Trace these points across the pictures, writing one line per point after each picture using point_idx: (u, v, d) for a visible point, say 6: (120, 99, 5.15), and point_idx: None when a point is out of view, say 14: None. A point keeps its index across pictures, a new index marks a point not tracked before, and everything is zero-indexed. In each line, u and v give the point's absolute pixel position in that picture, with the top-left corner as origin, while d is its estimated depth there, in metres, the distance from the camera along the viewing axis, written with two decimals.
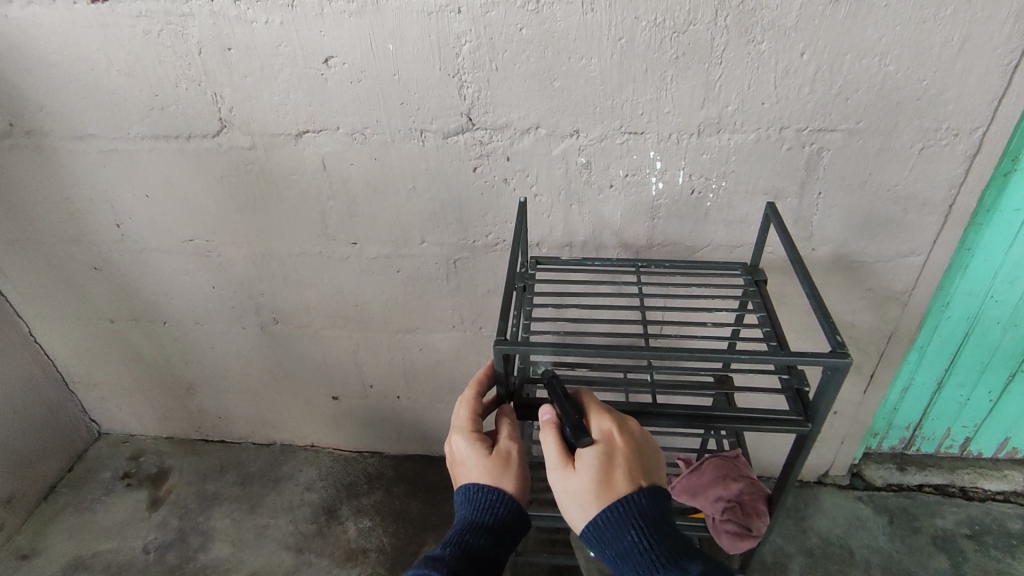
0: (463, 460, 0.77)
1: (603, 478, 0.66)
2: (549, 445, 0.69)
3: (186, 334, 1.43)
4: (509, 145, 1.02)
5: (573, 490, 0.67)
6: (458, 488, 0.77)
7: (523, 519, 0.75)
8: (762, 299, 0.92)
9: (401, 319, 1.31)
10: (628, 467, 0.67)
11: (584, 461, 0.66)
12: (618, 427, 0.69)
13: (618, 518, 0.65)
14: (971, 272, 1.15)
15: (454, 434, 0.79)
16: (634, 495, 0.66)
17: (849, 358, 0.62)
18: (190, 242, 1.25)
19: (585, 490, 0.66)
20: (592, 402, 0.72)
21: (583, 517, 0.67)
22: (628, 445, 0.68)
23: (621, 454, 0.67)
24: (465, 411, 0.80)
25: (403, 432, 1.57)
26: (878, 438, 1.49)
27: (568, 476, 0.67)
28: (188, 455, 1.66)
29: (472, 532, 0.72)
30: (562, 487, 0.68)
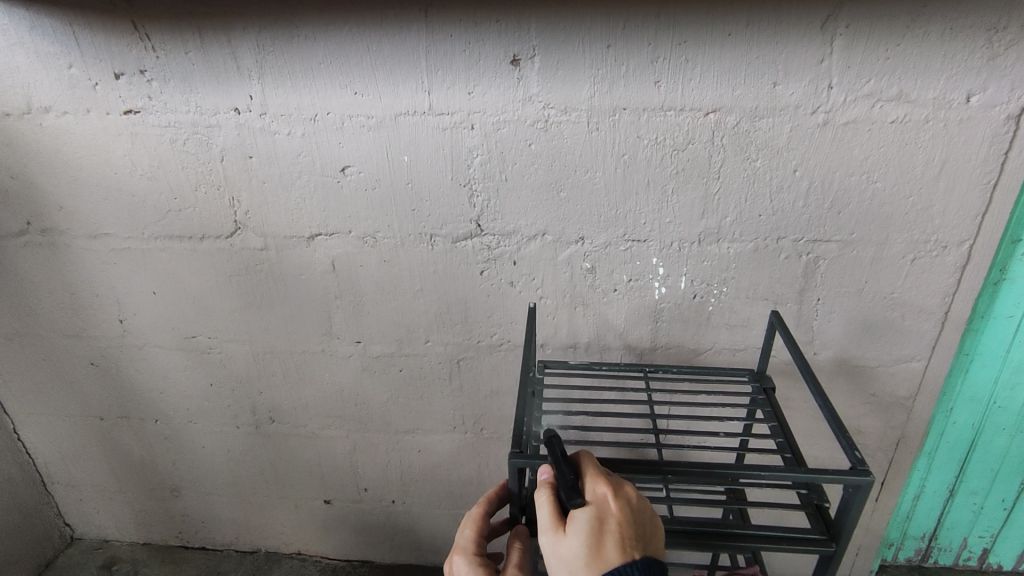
0: None
1: (591, 544, 0.60)
2: (543, 506, 0.66)
3: (177, 433, 1.38)
4: (515, 250, 1.05)
5: (563, 556, 0.61)
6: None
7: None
8: (772, 407, 0.91)
9: (401, 420, 1.28)
10: (619, 535, 0.61)
11: (573, 522, 0.62)
12: (613, 491, 0.64)
13: None
14: (972, 377, 1.16)
15: (455, 555, 0.78)
16: (625, 565, 0.59)
17: (871, 477, 0.62)
18: (192, 338, 1.24)
19: (573, 556, 0.60)
20: (592, 465, 0.68)
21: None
22: (621, 511, 0.62)
23: (615, 520, 0.62)
24: (469, 531, 0.79)
25: (396, 539, 1.49)
26: (893, 549, 1.43)
27: (559, 540, 0.62)
28: (164, 563, 1.56)
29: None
30: (552, 553, 0.63)
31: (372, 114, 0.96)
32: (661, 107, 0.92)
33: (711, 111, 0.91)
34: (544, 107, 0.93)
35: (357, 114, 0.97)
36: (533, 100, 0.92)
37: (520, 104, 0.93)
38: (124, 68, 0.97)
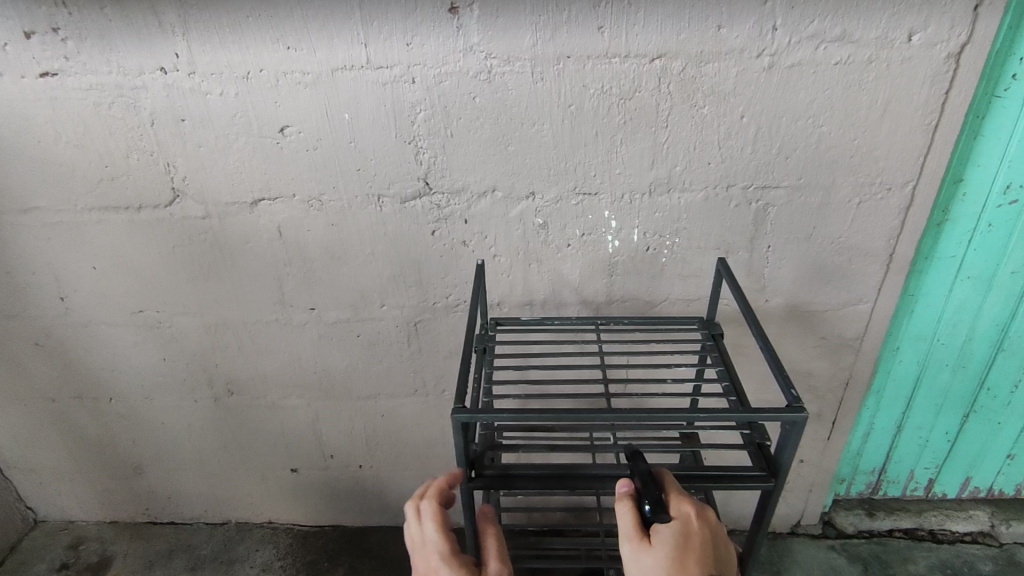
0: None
1: (675, 557, 0.63)
2: (626, 515, 0.68)
3: (135, 411, 1.36)
4: (466, 209, 1.03)
5: (644, 565, 0.64)
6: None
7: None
8: (720, 352, 0.92)
9: (362, 385, 1.27)
10: (702, 552, 0.64)
11: (658, 536, 0.65)
12: (697, 511, 0.67)
13: None
14: (917, 316, 1.20)
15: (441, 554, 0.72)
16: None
17: (805, 412, 0.63)
18: (140, 313, 1.20)
19: (656, 567, 0.63)
20: (674, 485, 0.70)
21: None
22: (703, 532, 0.65)
23: (697, 538, 0.65)
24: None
25: (366, 503, 1.51)
26: (845, 484, 1.50)
27: (641, 549, 0.65)
28: (133, 540, 1.55)
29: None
30: (633, 561, 0.65)
31: (308, 70, 0.92)
32: (606, 55, 0.89)
33: (657, 58, 0.89)
34: (486, 57, 0.90)
35: (291, 70, 0.92)
36: (474, 50, 0.89)
37: (461, 55, 0.90)
38: (34, 27, 0.90)
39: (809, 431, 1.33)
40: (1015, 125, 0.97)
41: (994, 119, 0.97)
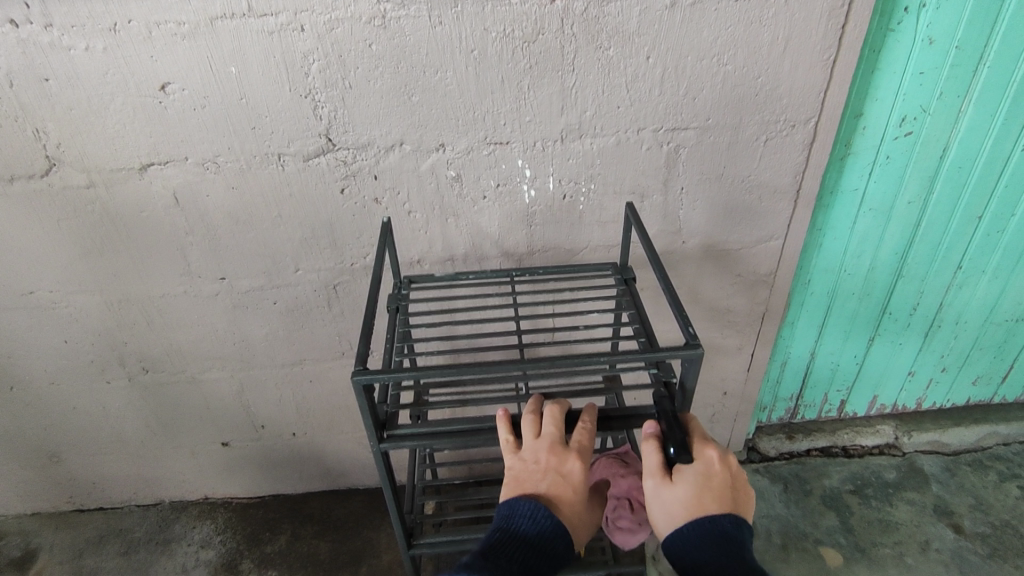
0: (514, 478, 0.70)
1: (695, 494, 0.66)
2: (649, 454, 0.70)
3: (44, 399, 1.28)
4: (374, 163, 0.99)
5: (664, 500, 0.67)
6: (511, 499, 0.68)
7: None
8: (632, 296, 0.93)
9: (287, 354, 1.24)
10: (721, 492, 0.67)
11: (681, 475, 0.67)
12: (720, 456, 0.68)
13: (702, 532, 0.64)
14: (825, 249, 1.25)
15: (565, 452, 0.69)
16: (722, 517, 0.65)
17: (701, 348, 0.65)
18: (30, 295, 1.11)
19: (676, 502, 0.66)
20: (698, 431, 0.72)
21: (668, 526, 0.67)
22: (724, 475, 0.67)
23: (717, 479, 0.67)
24: (587, 438, 0.71)
25: (305, 470, 1.49)
26: (767, 411, 1.59)
27: (663, 485, 0.68)
28: (60, 530, 1.50)
29: (507, 540, 0.65)
30: (653, 495, 0.68)
31: (183, 20, 0.84)
32: None
33: None
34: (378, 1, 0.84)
35: (165, 21, 0.84)
36: None
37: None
38: None
39: (731, 365, 1.39)
40: (908, 58, 1.00)
41: (890, 52, 0.99)
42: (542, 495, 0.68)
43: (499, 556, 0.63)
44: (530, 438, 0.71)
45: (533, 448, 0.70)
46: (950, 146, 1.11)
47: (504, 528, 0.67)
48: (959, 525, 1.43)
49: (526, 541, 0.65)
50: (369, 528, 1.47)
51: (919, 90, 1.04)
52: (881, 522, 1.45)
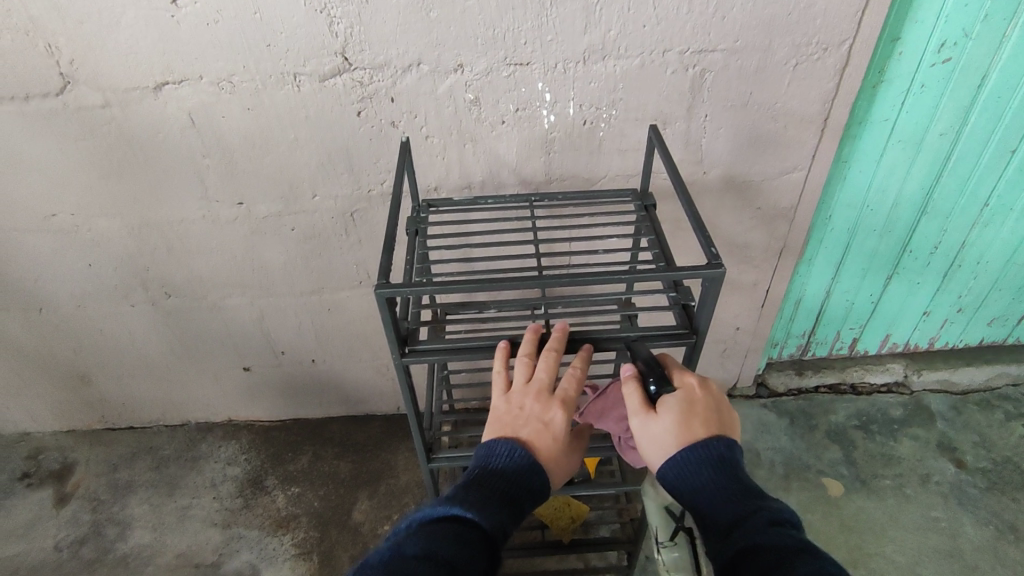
0: (496, 417, 0.69)
1: (681, 420, 0.65)
2: (631, 393, 0.70)
3: (70, 320, 1.32)
4: (391, 85, 0.97)
5: (653, 432, 0.66)
6: (490, 439, 0.68)
7: (495, 560, 0.59)
8: (652, 222, 0.92)
9: (305, 280, 1.25)
10: (708, 416, 0.66)
11: (665, 403, 0.66)
12: (699, 382, 0.69)
13: (695, 457, 0.63)
14: (849, 183, 1.22)
15: (550, 400, 0.69)
16: (713, 439, 0.64)
17: (723, 268, 0.64)
18: (52, 217, 1.12)
19: (665, 432, 0.65)
20: (672, 364, 0.73)
21: (661, 459, 0.65)
22: (707, 399, 0.67)
23: (701, 404, 0.67)
24: (575, 389, 0.71)
25: (324, 395, 1.54)
26: (778, 348, 1.60)
27: (649, 419, 0.67)
28: (93, 446, 1.57)
29: (484, 475, 0.65)
30: (641, 432, 0.67)
31: None
32: None
33: None
34: None
35: None
36: None
37: None
38: None
39: (746, 300, 1.39)
40: None
41: None
42: (521, 437, 0.67)
43: (475, 489, 0.63)
44: (521, 382, 0.71)
45: (520, 392, 0.70)
46: (989, 75, 1.06)
47: (482, 465, 0.66)
48: (961, 460, 1.46)
49: (503, 476, 0.65)
50: (386, 450, 1.53)
51: (961, 12, 0.98)
52: (884, 456, 1.48)
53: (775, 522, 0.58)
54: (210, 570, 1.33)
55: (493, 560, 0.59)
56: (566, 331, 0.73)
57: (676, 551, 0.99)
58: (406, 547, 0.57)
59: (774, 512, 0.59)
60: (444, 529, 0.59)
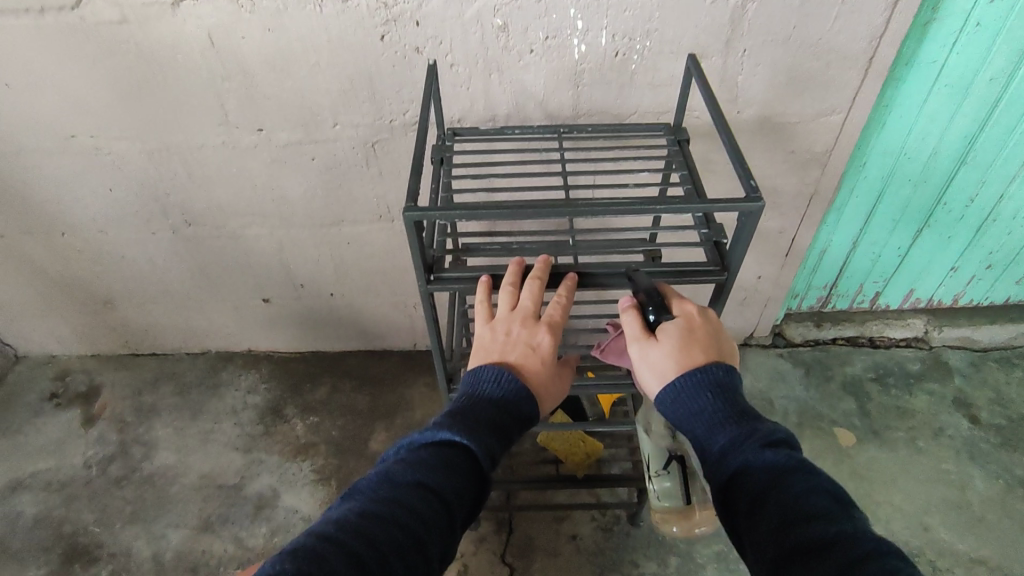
0: (482, 347, 0.68)
1: (680, 346, 0.64)
2: (630, 321, 0.69)
3: (94, 246, 1.33)
4: (417, 8, 0.93)
5: (652, 359, 0.65)
6: (476, 367, 0.66)
7: (486, 485, 0.58)
8: (684, 157, 0.89)
9: (325, 212, 1.24)
10: (708, 343, 0.65)
11: (665, 330, 0.65)
12: (698, 310, 0.68)
13: (693, 382, 0.62)
14: (888, 129, 1.17)
15: (536, 324, 0.68)
16: (711, 365, 0.63)
17: (762, 202, 0.62)
18: (73, 139, 1.11)
19: (663, 358, 0.64)
20: (673, 294, 0.71)
21: (658, 385, 0.65)
22: (706, 327, 0.67)
23: (701, 331, 0.66)
24: (562, 314, 0.70)
25: (343, 329, 1.56)
26: (798, 299, 1.58)
27: (648, 346, 0.66)
28: (118, 370, 1.62)
29: (474, 401, 0.63)
30: (641, 359, 0.66)
31: None
32: None
33: None
34: None
35: None
36: None
37: None
38: None
39: (770, 248, 1.36)
40: None
41: None
42: (508, 362, 0.66)
43: (464, 414, 0.61)
44: (505, 310, 0.70)
45: (505, 319, 0.69)
46: None
47: (469, 392, 0.64)
48: (975, 416, 1.46)
49: (493, 402, 0.63)
50: (403, 385, 1.56)
51: None
52: (897, 408, 1.48)
53: (771, 443, 0.56)
54: (233, 490, 1.38)
55: (484, 485, 0.58)
56: (548, 263, 0.73)
57: (668, 478, 0.88)
58: (397, 472, 0.55)
59: (770, 434, 0.57)
60: (434, 454, 0.57)
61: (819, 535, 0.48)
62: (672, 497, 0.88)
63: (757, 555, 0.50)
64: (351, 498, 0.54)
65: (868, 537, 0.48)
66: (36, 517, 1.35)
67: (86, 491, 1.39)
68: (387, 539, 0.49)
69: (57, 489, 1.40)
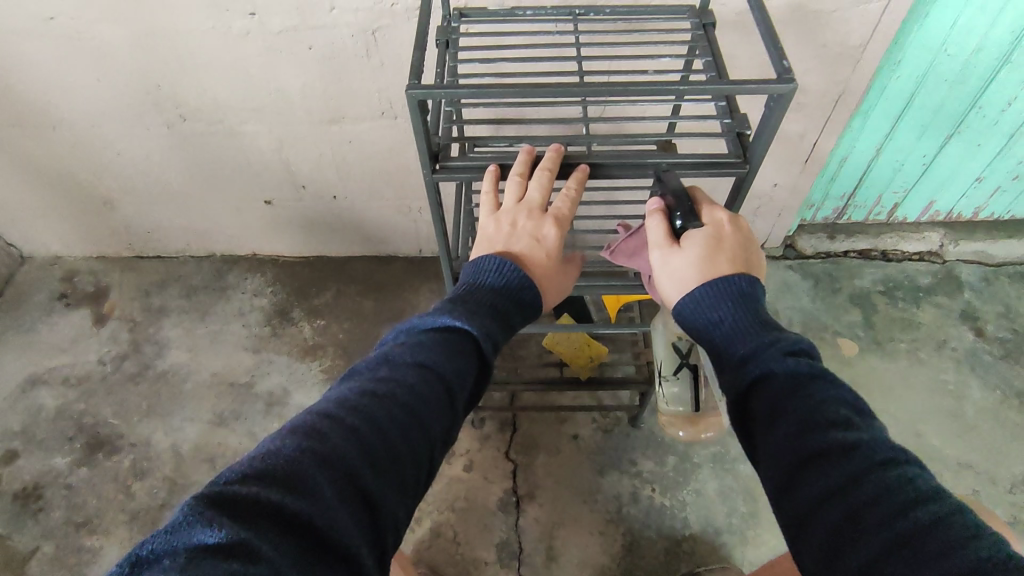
0: (486, 238, 0.67)
1: (706, 256, 0.62)
2: (655, 227, 0.66)
3: (87, 141, 1.28)
4: None
5: (674, 266, 0.63)
6: (479, 257, 0.65)
7: (485, 369, 0.58)
8: (709, 44, 0.83)
9: (324, 107, 1.18)
10: (735, 254, 0.62)
11: (691, 238, 0.63)
12: (730, 219, 0.65)
13: (716, 292, 0.60)
14: (930, 22, 1.09)
15: (542, 216, 0.66)
16: (735, 276, 0.60)
17: (794, 84, 0.58)
18: (53, 22, 1.04)
19: (686, 266, 0.62)
20: (704, 199, 0.69)
21: (678, 293, 0.63)
22: (736, 236, 0.64)
23: (729, 241, 0.63)
24: (569, 208, 0.68)
25: (347, 233, 1.54)
26: (813, 210, 1.54)
27: (672, 253, 0.64)
28: (125, 271, 1.62)
29: (473, 290, 0.62)
30: (662, 266, 0.64)
31: None
32: None
33: None
34: None
35: None
36: None
37: None
38: None
39: (789, 153, 1.30)
40: None
41: None
42: (512, 254, 0.65)
43: (465, 301, 0.60)
44: (511, 201, 0.68)
45: (510, 210, 0.67)
46: None
47: (470, 283, 0.64)
48: (981, 329, 1.46)
49: (492, 290, 0.62)
50: (408, 290, 1.56)
51: None
52: (903, 321, 1.48)
53: (793, 353, 0.55)
54: (245, 388, 1.42)
55: (484, 368, 0.58)
56: (559, 154, 0.69)
57: (676, 384, 0.91)
58: (396, 355, 0.55)
59: (792, 346, 0.55)
60: (435, 337, 0.56)
61: (839, 443, 0.47)
62: (680, 402, 0.91)
63: (770, 460, 0.49)
64: (350, 379, 0.54)
65: (886, 446, 0.47)
66: (56, 409, 1.40)
67: (103, 386, 1.43)
68: (388, 416, 0.49)
69: (75, 383, 1.44)
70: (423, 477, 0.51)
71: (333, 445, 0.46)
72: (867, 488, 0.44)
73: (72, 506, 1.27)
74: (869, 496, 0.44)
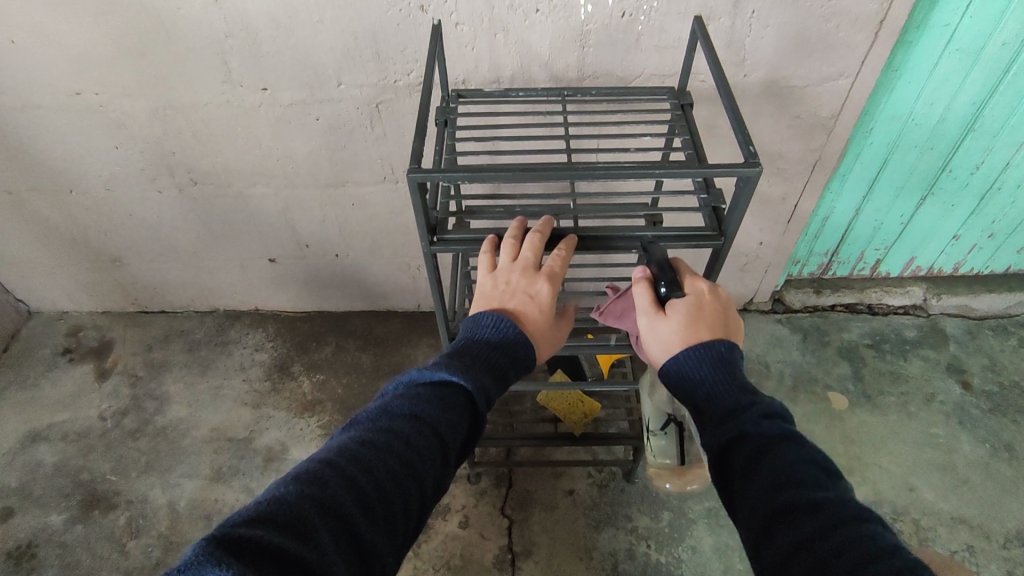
0: (483, 295, 0.71)
1: (688, 324, 0.66)
2: (641, 294, 0.71)
3: (101, 204, 1.34)
4: None
5: (660, 332, 0.67)
6: (477, 313, 0.69)
7: (479, 421, 0.61)
8: (687, 122, 0.90)
9: (329, 172, 1.25)
10: (715, 322, 0.66)
11: (674, 306, 0.67)
12: (711, 288, 0.69)
13: (697, 357, 0.63)
14: (897, 94, 1.16)
15: (535, 274, 0.71)
16: (714, 340, 0.64)
17: (760, 167, 0.64)
18: (78, 96, 1.11)
19: (669, 333, 0.66)
20: (687, 270, 0.73)
21: (664, 357, 0.67)
22: (716, 304, 0.67)
23: (710, 309, 0.67)
24: (561, 266, 0.72)
25: (347, 289, 1.58)
26: (799, 265, 1.59)
27: (657, 321, 0.68)
28: (129, 327, 1.65)
29: (470, 345, 0.65)
30: (649, 332, 0.68)
31: None
32: None
33: None
34: None
35: None
36: None
37: None
38: None
39: (772, 214, 1.37)
40: None
41: None
42: (508, 310, 0.69)
43: (461, 356, 0.64)
44: (506, 261, 0.72)
45: (505, 269, 0.71)
46: None
47: (468, 338, 0.67)
48: (968, 382, 1.49)
49: (487, 345, 0.65)
50: (407, 345, 1.59)
51: None
52: (891, 374, 1.51)
53: (768, 415, 0.58)
54: (243, 443, 1.43)
55: (478, 420, 0.61)
56: (549, 223, 0.76)
57: (664, 438, 0.95)
58: (395, 406, 0.58)
59: (766, 407, 0.58)
60: (431, 390, 0.59)
61: (807, 499, 0.50)
62: (666, 455, 0.95)
63: (747, 514, 0.52)
64: (351, 428, 0.56)
65: (851, 503, 0.51)
66: (55, 465, 1.40)
67: (102, 442, 1.44)
68: (384, 466, 0.52)
69: (74, 439, 1.45)
70: (413, 524, 0.53)
71: (331, 492, 0.48)
72: (833, 540, 0.47)
73: (66, 565, 1.26)
74: (834, 547, 0.46)
